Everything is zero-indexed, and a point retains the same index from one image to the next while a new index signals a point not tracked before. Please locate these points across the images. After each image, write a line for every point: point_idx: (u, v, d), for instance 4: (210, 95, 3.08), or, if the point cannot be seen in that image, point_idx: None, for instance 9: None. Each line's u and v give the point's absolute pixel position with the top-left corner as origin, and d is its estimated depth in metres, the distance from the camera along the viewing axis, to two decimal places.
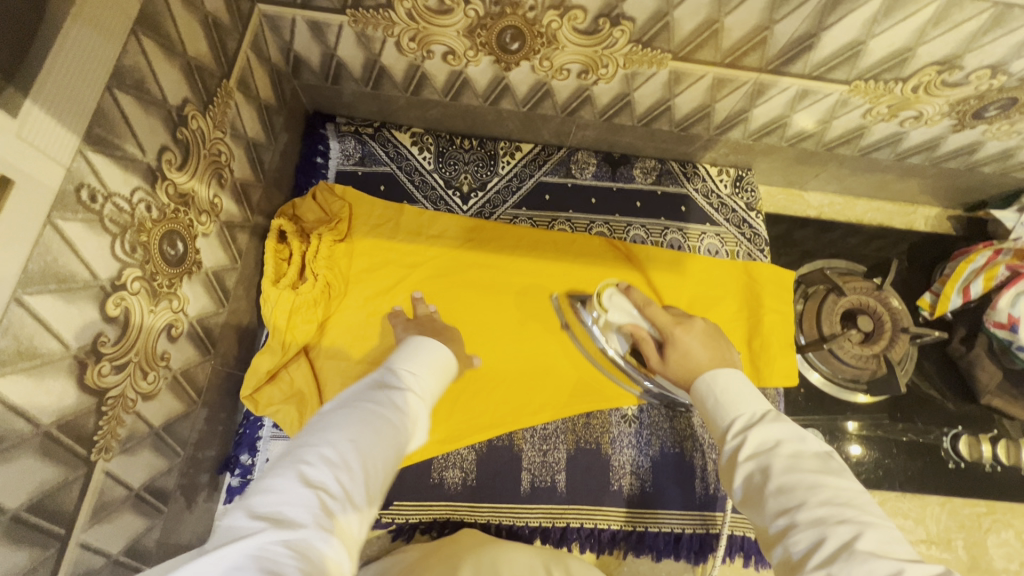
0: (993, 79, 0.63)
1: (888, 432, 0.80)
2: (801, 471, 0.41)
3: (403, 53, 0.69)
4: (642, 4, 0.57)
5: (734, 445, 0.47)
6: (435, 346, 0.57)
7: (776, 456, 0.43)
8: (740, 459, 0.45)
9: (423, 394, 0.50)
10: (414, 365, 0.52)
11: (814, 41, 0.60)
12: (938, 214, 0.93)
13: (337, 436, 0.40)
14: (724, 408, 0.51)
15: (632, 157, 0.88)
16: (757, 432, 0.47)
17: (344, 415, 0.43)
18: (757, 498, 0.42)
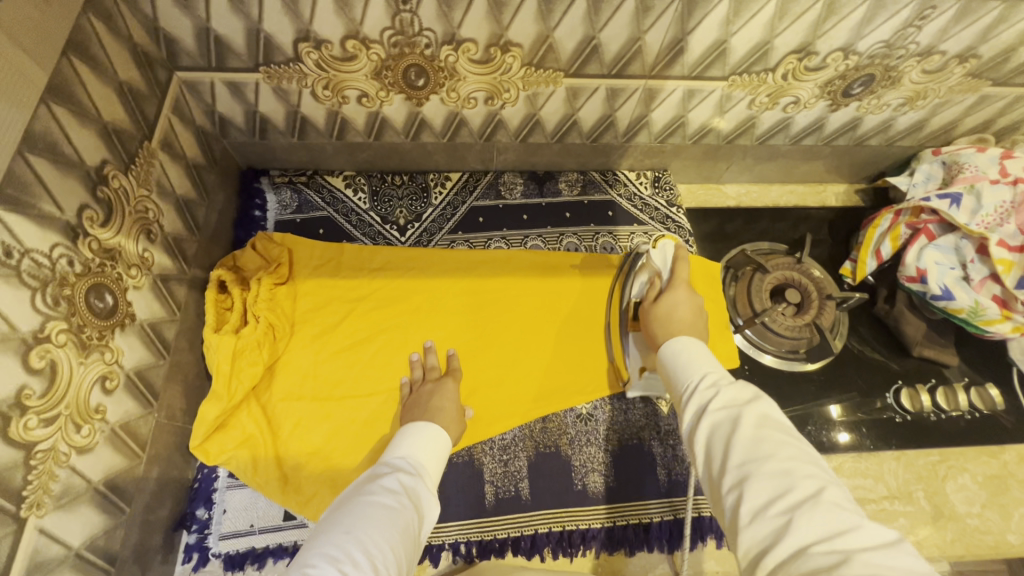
0: (848, 60, 0.71)
1: (868, 412, 0.82)
2: (772, 429, 0.44)
3: (319, 101, 0.74)
4: (524, 30, 0.64)
5: (705, 401, 0.49)
6: (425, 426, 0.63)
7: (746, 411, 0.46)
8: (711, 411, 0.48)
9: (415, 473, 0.57)
10: (401, 455, 0.59)
11: (683, 45, 0.67)
12: (846, 190, 1.00)
13: (333, 534, 0.45)
14: (692, 370, 0.54)
15: (556, 173, 0.94)
16: (725, 391, 0.49)
17: (340, 512, 0.49)
18: (723, 448, 0.45)
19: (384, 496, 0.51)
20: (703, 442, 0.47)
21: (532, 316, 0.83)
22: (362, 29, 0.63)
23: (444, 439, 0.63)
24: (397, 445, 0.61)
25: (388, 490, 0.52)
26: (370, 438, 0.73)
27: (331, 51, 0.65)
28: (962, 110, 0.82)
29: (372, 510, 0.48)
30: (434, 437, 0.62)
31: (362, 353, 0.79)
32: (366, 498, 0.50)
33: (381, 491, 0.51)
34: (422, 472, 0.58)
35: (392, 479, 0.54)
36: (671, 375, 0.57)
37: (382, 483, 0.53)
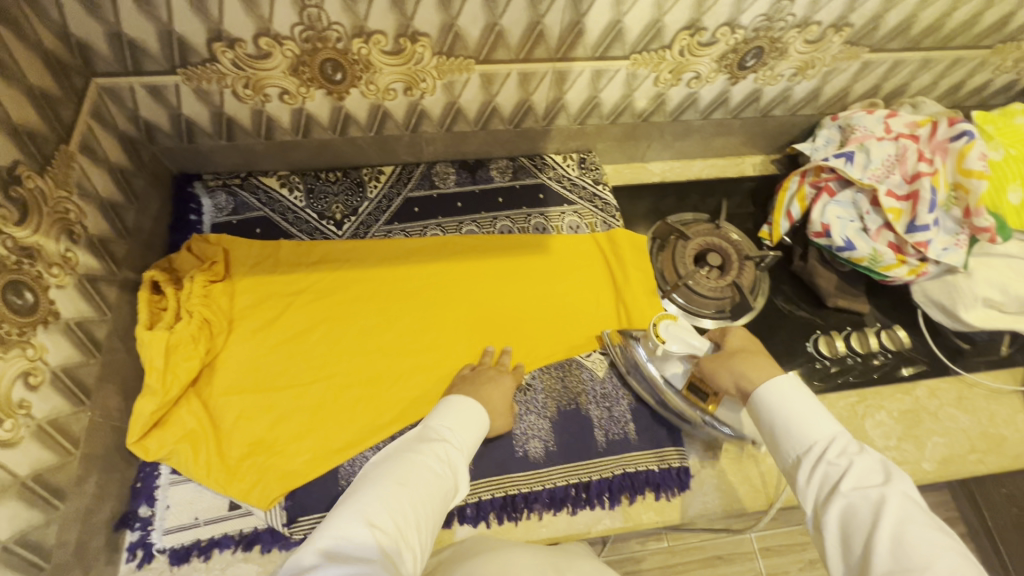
0: (735, 34, 0.77)
1: (825, 378, 0.86)
2: (918, 520, 0.48)
3: (242, 100, 0.76)
4: (428, 19, 0.68)
5: (835, 476, 0.53)
6: (469, 403, 0.68)
7: (890, 496, 0.49)
8: (844, 490, 0.51)
9: (459, 445, 0.63)
10: (450, 420, 0.65)
11: (582, 27, 0.72)
12: (762, 161, 1.07)
13: (385, 484, 0.54)
14: (816, 428, 0.57)
15: (487, 161, 0.98)
16: (857, 462, 0.53)
17: (391, 462, 0.57)
18: (863, 534, 0.49)
19: (432, 459, 0.59)
20: (836, 524, 0.51)
21: (470, 296, 0.87)
22: (272, 26, 0.66)
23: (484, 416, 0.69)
24: (443, 412, 0.67)
25: (435, 456, 0.59)
26: (314, 423, 0.75)
27: (245, 49, 0.68)
28: (850, 77, 0.89)
29: (421, 476, 0.56)
30: (481, 413, 0.69)
31: (304, 343, 0.80)
32: (416, 463, 0.57)
33: (429, 451, 0.60)
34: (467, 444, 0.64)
35: (442, 447, 0.61)
36: (778, 437, 0.60)
37: (433, 444, 0.61)
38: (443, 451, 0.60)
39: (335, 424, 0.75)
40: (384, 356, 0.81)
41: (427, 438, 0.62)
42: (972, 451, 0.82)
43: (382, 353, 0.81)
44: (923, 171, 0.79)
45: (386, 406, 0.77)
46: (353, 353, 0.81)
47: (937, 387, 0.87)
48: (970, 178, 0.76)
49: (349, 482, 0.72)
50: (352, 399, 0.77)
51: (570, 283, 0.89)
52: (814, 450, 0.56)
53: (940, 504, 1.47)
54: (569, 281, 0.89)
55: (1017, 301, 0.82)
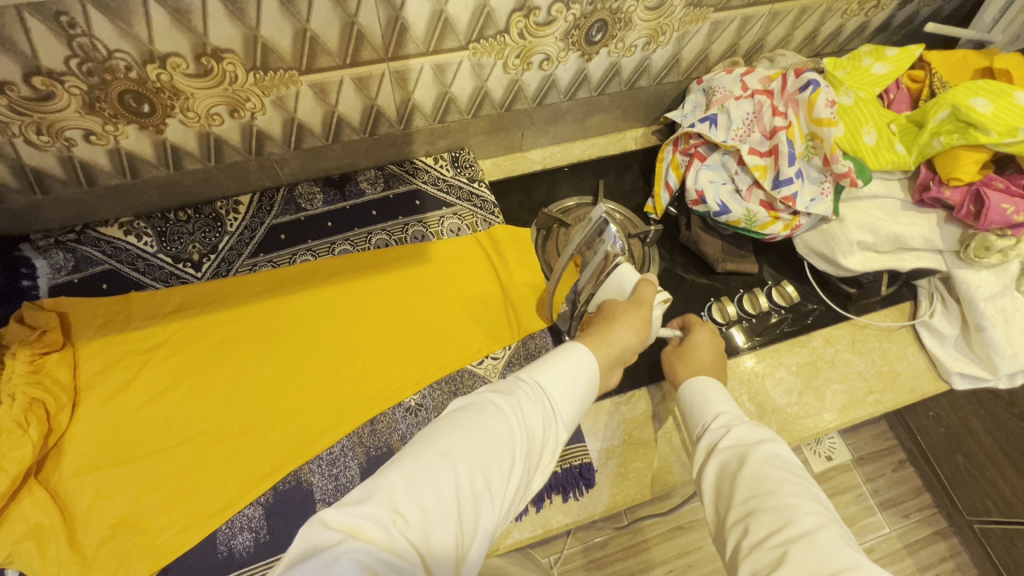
0: (571, 10, 0.74)
1: (717, 340, 0.85)
2: (776, 468, 0.52)
3: (42, 148, 0.68)
4: (225, 34, 0.62)
5: (717, 439, 0.58)
6: (576, 359, 0.57)
7: (752, 451, 0.54)
8: (721, 447, 0.57)
9: (546, 409, 0.53)
10: (548, 377, 0.55)
11: (403, 22, 0.67)
12: (643, 133, 1.06)
13: (434, 448, 0.46)
14: (713, 405, 0.63)
15: (355, 174, 0.92)
16: (738, 429, 0.58)
17: (451, 423, 0.48)
18: (731, 482, 0.54)
19: (499, 421, 0.49)
20: (713, 477, 0.56)
21: (349, 321, 0.81)
22: (41, 63, 0.58)
23: (589, 363, 0.57)
24: (544, 365, 0.56)
25: (508, 415, 0.50)
26: (184, 487, 0.68)
27: (18, 91, 0.60)
28: (704, 39, 0.88)
29: (481, 440, 0.47)
30: (587, 364, 0.57)
31: (166, 402, 0.73)
32: (475, 426, 0.48)
33: (506, 410, 0.50)
34: (559, 406, 0.54)
35: (518, 407, 0.51)
36: (690, 410, 0.65)
37: (512, 401, 0.51)
38: (521, 412, 0.51)
39: (208, 484, 0.69)
40: (260, 401, 0.75)
41: (506, 390, 0.53)
42: (870, 393, 0.83)
43: (258, 398, 0.75)
44: (779, 126, 0.79)
45: (264, 457, 0.71)
46: (225, 402, 0.74)
47: (831, 335, 0.88)
48: (822, 127, 0.75)
49: (228, 545, 0.66)
50: (224, 454, 0.71)
51: (457, 289, 0.85)
52: (708, 422, 0.62)
53: (879, 436, 1.51)
54: (456, 288, 0.85)
55: (889, 240, 0.83)
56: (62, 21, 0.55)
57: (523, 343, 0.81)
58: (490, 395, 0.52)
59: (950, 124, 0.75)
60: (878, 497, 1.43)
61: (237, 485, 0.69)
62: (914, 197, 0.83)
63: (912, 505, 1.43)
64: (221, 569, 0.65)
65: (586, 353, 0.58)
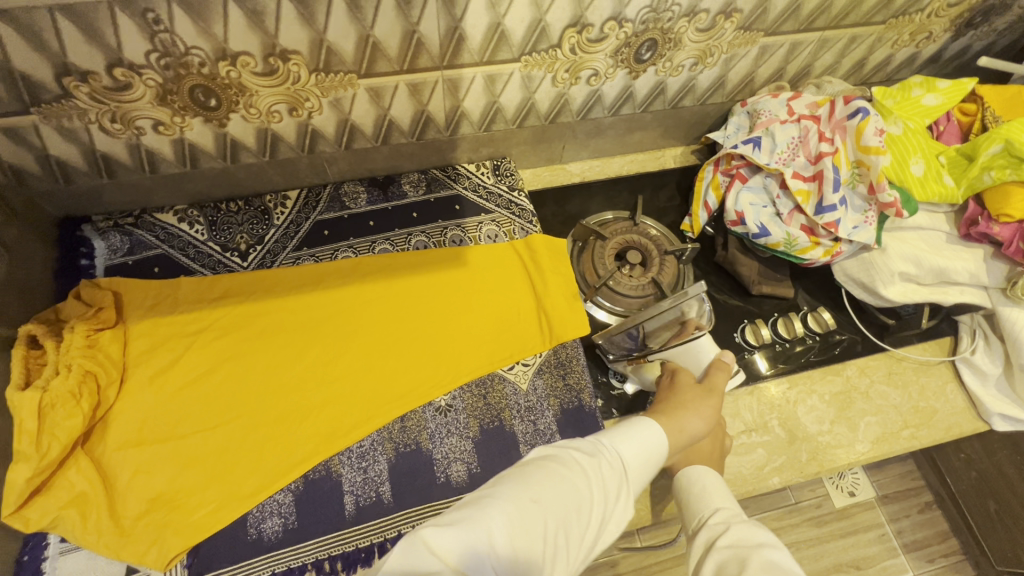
0: (623, 28, 0.75)
1: (749, 363, 0.85)
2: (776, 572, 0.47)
3: (114, 136, 0.72)
4: (295, 37, 0.65)
5: (716, 536, 0.55)
6: (653, 430, 0.58)
7: (751, 556, 0.50)
8: (717, 545, 0.53)
9: (622, 473, 0.54)
10: (630, 443, 0.56)
11: (461, 32, 0.69)
12: (682, 152, 1.06)
13: (522, 493, 0.47)
14: (711, 502, 0.61)
15: (398, 176, 0.95)
16: (736, 529, 0.55)
17: (540, 470, 0.50)
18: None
19: (581, 479, 0.51)
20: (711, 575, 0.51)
21: (386, 319, 0.83)
22: (124, 55, 0.62)
23: (662, 441, 0.58)
24: (625, 432, 0.57)
25: (587, 474, 0.51)
26: (220, 470, 0.71)
27: (100, 81, 0.64)
28: (751, 62, 0.89)
29: (565, 494, 0.48)
30: (660, 441, 0.58)
31: (207, 385, 0.76)
32: (560, 479, 0.50)
33: (587, 471, 0.51)
34: (633, 477, 0.55)
35: (598, 466, 0.53)
36: (688, 505, 0.62)
37: (593, 462, 0.53)
38: (599, 473, 0.52)
39: (243, 468, 0.71)
40: (297, 392, 0.77)
41: (590, 449, 0.54)
42: (905, 427, 0.82)
43: (295, 388, 0.77)
44: (825, 152, 0.79)
45: (297, 446, 0.73)
46: (263, 390, 0.76)
47: (867, 365, 0.86)
48: (869, 155, 0.75)
49: (258, 529, 0.68)
50: (260, 440, 0.73)
51: (491, 295, 0.86)
52: (705, 518, 0.59)
53: (905, 475, 1.46)
54: (490, 294, 0.86)
55: (933, 273, 0.81)
56: (148, 18, 0.58)
57: (554, 352, 0.82)
58: (574, 451, 0.53)
59: (1003, 159, 0.74)
60: (902, 538, 1.39)
61: (270, 471, 0.71)
62: (959, 230, 0.82)
63: (937, 550, 1.38)
64: (249, 551, 0.66)
65: (659, 432, 0.59)
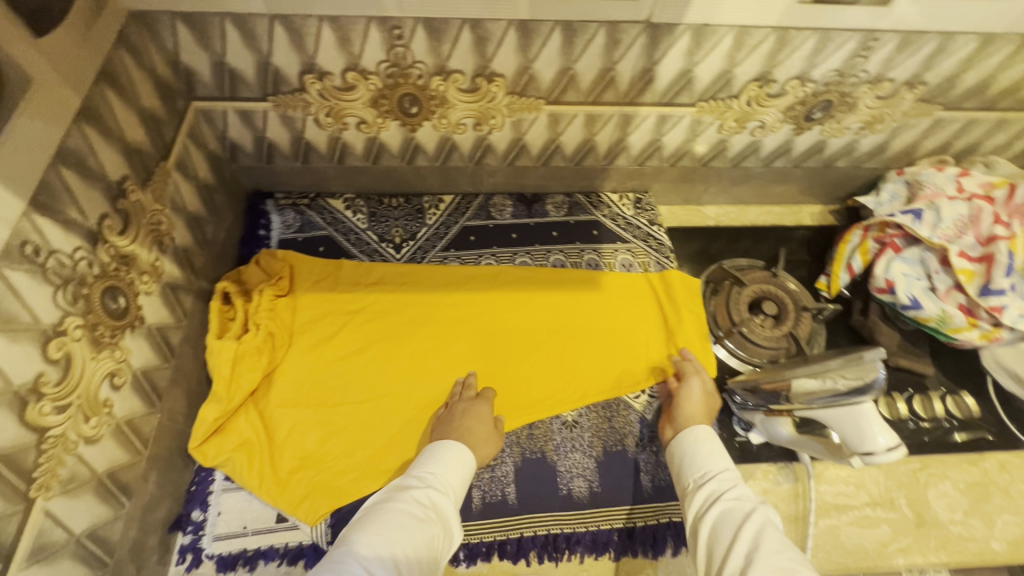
0: (805, 87, 0.77)
1: None
2: (776, 532, 0.55)
3: (322, 127, 0.81)
4: (506, 62, 0.71)
5: (722, 489, 0.61)
6: (456, 445, 0.68)
7: (758, 510, 0.57)
8: (727, 498, 0.59)
9: (446, 491, 0.63)
10: (433, 466, 0.65)
11: (652, 74, 0.74)
12: (820, 211, 1.06)
13: (365, 535, 0.54)
14: (715, 459, 0.65)
15: (544, 195, 1.00)
16: (741, 488, 0.61)
17: (373, 516, 0.57)
18: (731, 535, 0.55)
19: (411, 505, 0.59)
20: (716, 526, 0.57)
21: (521, 330, 0.87)
22: (360, 62, 0.70)
23: (465, 455, 0.68)
24: (425, 464, 0.66)
25: (417, 501, 0.60)
26: (363, 441, 0.76)
27: (332, 81, 0.72)
28: (919, 134, 0.88)
29: (397, 521, 0.56)
30: (461, 456, 0.67)
31: (358, 362, 0.82)
32: (403, 502, 0.59)
33: (415, 497, 0.60)
34: (451, 492, 0.63)
35: (423, 491, 0.61)
36: (687, 457, 0.67)
37: (414, 493, 0.61)
38: (426, 496, 0.61)
39: (385, 444, 0.76)
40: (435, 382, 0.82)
41: (399, 489, 0.62)
42: None
43: (433, 378, 0.82)
44: (999, 235, 0.77)
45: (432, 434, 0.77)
46: (405, 375, 0.82)
47: (1009, 461, 0.82)
48: None
49: None
50: (400, 421, 0.78)
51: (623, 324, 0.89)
52: (710, 471, 0.64)
53: None
54: (619, 321, 0.89)
55: None
56: (393, 33, 0.66)
57: None
58: (396, 493, 0.61)
59: None
60: None
61: (408, 451, 0.76)
62: None
63: None
64: None
65: (455, 443, 0.69)
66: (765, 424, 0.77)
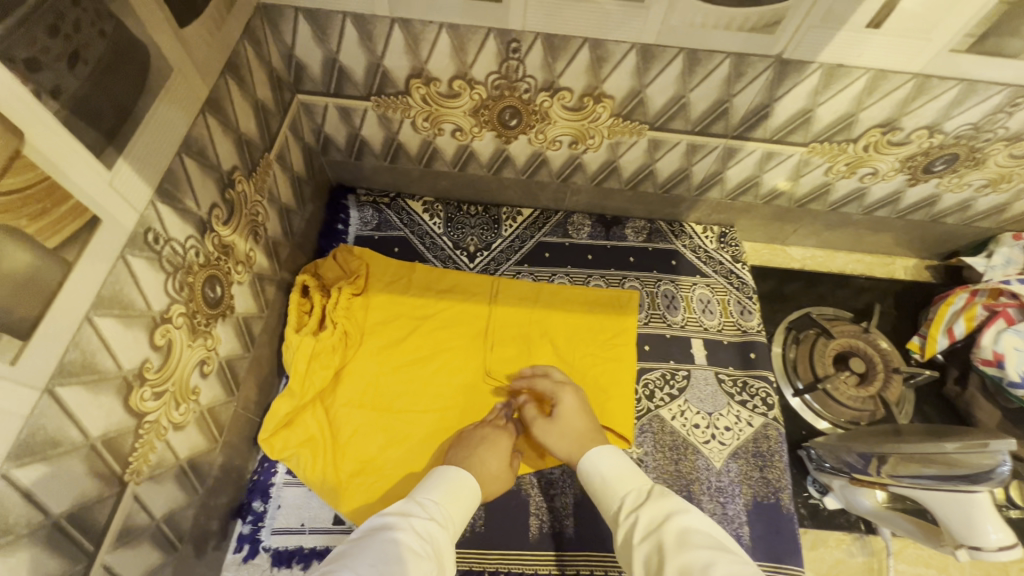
0: (932, 138, 0.72)
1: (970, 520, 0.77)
2: (693, 546, 0.50)
3: (417, 131, 0.80)
4: (618, 84, 0.68)
5: (631, 528, 0.56)
6: (459, 472, 0.65)
7: (668, 533, 0.52)
8: (637, 541, 0.54)
9: (445, 524, 0.58)
10: (436, 495, 0.60)
11: (769, 110, 0.70)
12: (916, 265, 0.99)
13: (359, 561, 0.48)
14: (619, 489, 0.61)
15: (624, 218, 0.97)
16: (647, 512, 0.56)
17: (365, 543, 0.51)
18: (659, 575, 0.50)
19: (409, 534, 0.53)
20: (642, 570, 0.52)
21: (589, 354, 0.84)
22: (470, 71, 0.68)
23: (468, 485, 0.64)
24: (427, 491, 0.61)
25: (416, 531, 0.54)
26: (425, 453, 0.75)
27: (438, 87, 0.71)
28: None
29: (393, 551, 0.50)
30: (463, 487, 0.63)
31: (424, 369, 0.81)
32: (402, 531, 0.53)
33: (413, 526, 0.54)
34: (445, 526, 0.58)
35: (422, 521, 0.56)
36: (598, 497, 0.63)
37: (413, 519, 0.55)
38: (426, 527, 0.55)
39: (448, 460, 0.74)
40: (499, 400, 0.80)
41: (395, 513, 0.56)
42: None
43: (498, 395, 0.81)
44: None
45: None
46: (471, 389, 0.81)
47: None
48: None
49: None
50: None
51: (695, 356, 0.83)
52: (616, 508, 0.60)
53: None
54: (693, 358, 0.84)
55: None
56: (510, 46, 0.64)
57: (754, 440, 0.78)
58: (393, 518, 0.55)
59: None
60: None
61: None
62: None
63: None
64: None
65: (462, 472, 0.65)
66: (845, 492, 0.73)
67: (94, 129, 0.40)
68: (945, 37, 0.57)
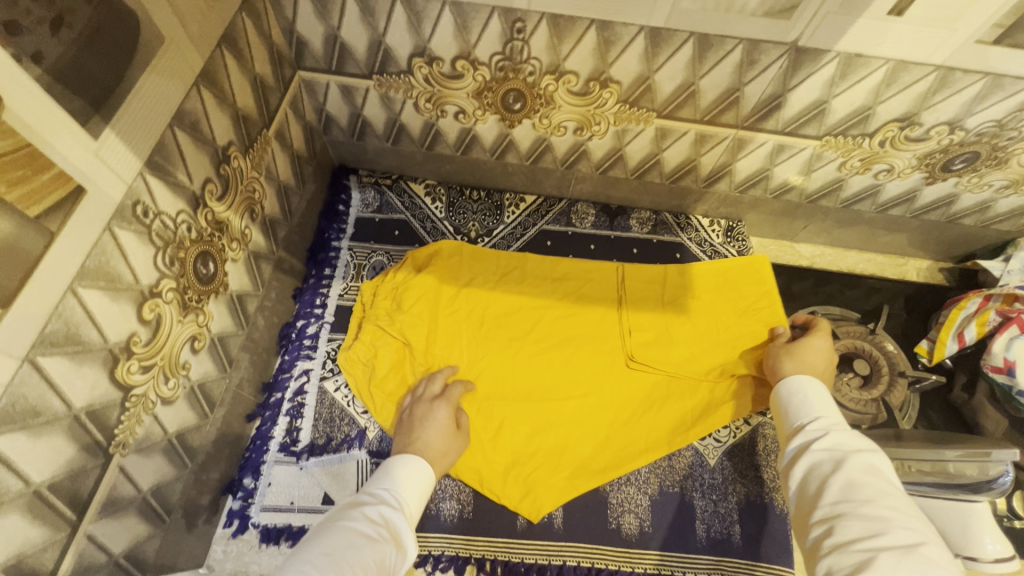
0: (953, 135, 0.69)
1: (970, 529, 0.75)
2: (879, 478, 0.48)
3: (420, 112, 0.79)
4: (626, 69, 0.66)
5: (813, 440, 0.55)
6: (414, 459, 0.61)
7: (852, 457, 0.50)
8: (814, 448, 0.54)
9: (403, 507, 0.56)
10: (389, 481, 0.58)
11: (782, 101, 0.67)
12: (929, 266, 0.96)
13: (310, 554, 0.46)
14: (811, 412, 0.59)
15: (629, 209, 0.95)
16: (837, 435, 0.54)
17: (321, 534, 0.49)
18: (818, 487, 0.50)
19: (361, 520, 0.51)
20: (802, 475, 0.53)
21: (667, 331, 0.83)
22: (474, 51, 0.67)
23: (423, 469, 0.61)
24: (382, 477, 0.59)
25: (369, 517, 0.52)
26: (557, 447, 0.75)
27: (441, 68, 0.70)
28: None
29: (346, 538, 0.48)
30: (418, 471, 0.61)
31: (518, 365, 0.81)
32: (354, 518, 0.51)
33: (366, 513, 0.53)
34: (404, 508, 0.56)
35: (375, 506, 0.54)
36: (790, 408, 0.62)
37: (366, 507, 0.54)
38: (381, 512, 0.54)
39: (573, 457, 0.75)
40: (599, 392, 0.79)
41: (349, 503, 0.54)
42: None
43: (596, 388, 0.80)
44: None
45: (614, 450, 0.76)
46: (573, 383, 0.80)
47: None
48: None
49: (437, 507, 0.71)
50: (578, 433, 0.77)
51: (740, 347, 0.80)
52: (804, 423, 0.59)
53: None
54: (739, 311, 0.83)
55: None
56: (515, 26, 0.63)
57: (750, 438, 0.77)
58: (345, 510, 0.53)
59: None
60: None
61: (605, 463, 0.75)
62: None
63: None
64: (427, 526, 0.70)
65: (415, 457, 0.62)
66: None
67: (79, 97, 0.39)
68: (971, 28, 0.54)
